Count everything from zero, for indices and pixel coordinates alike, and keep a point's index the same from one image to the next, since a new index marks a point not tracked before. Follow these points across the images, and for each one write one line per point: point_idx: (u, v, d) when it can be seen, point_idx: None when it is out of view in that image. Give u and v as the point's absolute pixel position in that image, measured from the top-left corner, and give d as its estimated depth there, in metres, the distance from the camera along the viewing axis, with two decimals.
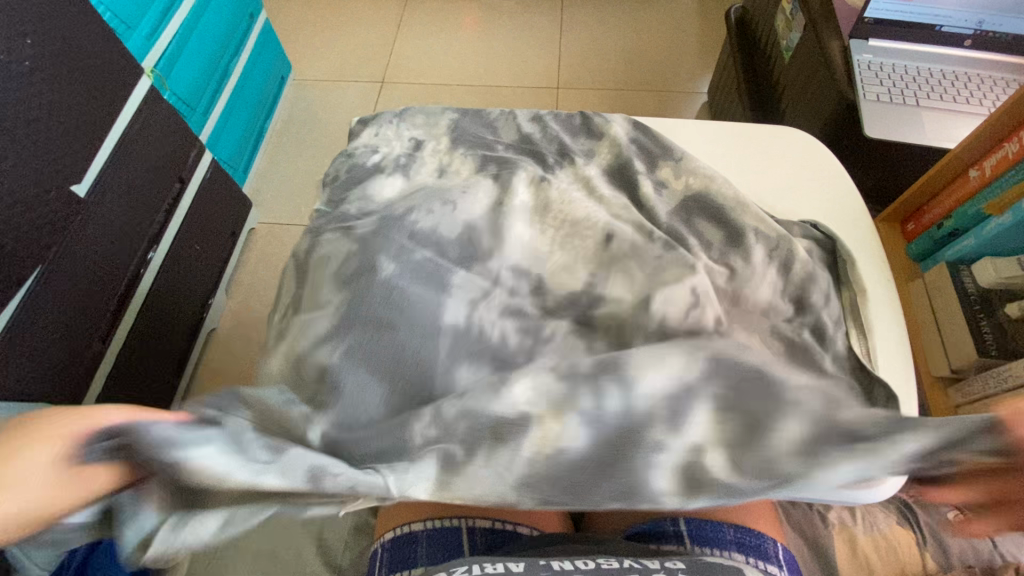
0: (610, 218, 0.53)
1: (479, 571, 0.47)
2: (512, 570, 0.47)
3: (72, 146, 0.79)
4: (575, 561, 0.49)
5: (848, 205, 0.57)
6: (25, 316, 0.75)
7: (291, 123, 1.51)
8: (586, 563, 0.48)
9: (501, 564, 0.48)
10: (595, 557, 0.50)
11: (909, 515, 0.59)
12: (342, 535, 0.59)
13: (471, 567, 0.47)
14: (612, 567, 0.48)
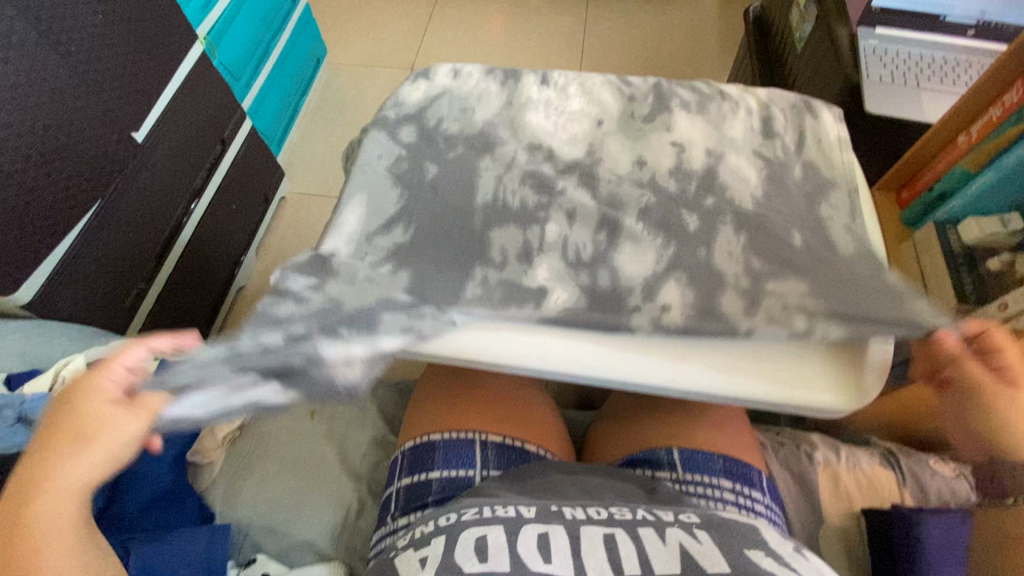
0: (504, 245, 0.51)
1: (490, 513, 0.48)
2: (524, 514, 0.48)
3: (132, 96, 0.86)
4: (588, 510, 0.50)
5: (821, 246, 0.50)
6: (83, 245, 0.82)
7: (325, 103, 1.59)
8: (599, 513, 0.49)
9: (512, 508, 0.49)
10: (607, 507, 0.50)
11: (891, 459, 0.63)
12: (361, 448, 0.65)
13: (481, 509, 0.49)
14: (624, 516, 0.49)
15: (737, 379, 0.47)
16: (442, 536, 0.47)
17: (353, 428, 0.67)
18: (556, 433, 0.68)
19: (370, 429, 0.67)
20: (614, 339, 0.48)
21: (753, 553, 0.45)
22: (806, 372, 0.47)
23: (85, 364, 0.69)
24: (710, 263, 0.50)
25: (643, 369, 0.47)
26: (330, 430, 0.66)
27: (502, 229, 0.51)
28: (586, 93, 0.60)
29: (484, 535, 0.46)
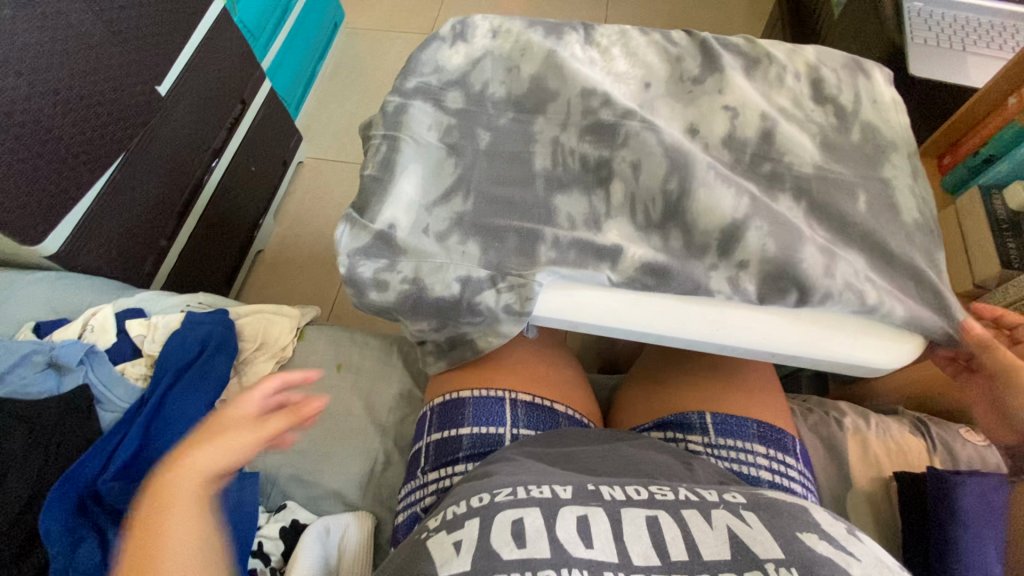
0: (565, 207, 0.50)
1: (524, 494, 0.47)
2: (560, 495, 0.47)
3: (155, 49, 0.85)
4: (625, 490, 0.49)
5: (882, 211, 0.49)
6: (106, 199, 0.82)
7: (341, 66, 1.56)
8: (638, 493, 0.49)
9: (547, 488, 0.48)
10: (647, 486, 0.50)
11: (921, 428, 0.62)
12: (387, 402, 0.65)
13: (516, 489, 0.48)
14: (665, 497, 0.48)
15: (779, 331, 0.46)
16: (477, 518, 0.46)
17: (380, 382, 0.67)
18: (583, 393, 0.68)
19: (397, 384, 0.67)
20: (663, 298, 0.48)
21: (807, 536, 0.44)
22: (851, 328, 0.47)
23: (114, 314, 0.69)
24: (783, 220, 0.47)
25: (680, 317, 0.47)
26: (356, 384, 0.66)
27: (567, 195, 0.50)
28: (631, 54, 0.56)
29: (521, 518, 0.45)
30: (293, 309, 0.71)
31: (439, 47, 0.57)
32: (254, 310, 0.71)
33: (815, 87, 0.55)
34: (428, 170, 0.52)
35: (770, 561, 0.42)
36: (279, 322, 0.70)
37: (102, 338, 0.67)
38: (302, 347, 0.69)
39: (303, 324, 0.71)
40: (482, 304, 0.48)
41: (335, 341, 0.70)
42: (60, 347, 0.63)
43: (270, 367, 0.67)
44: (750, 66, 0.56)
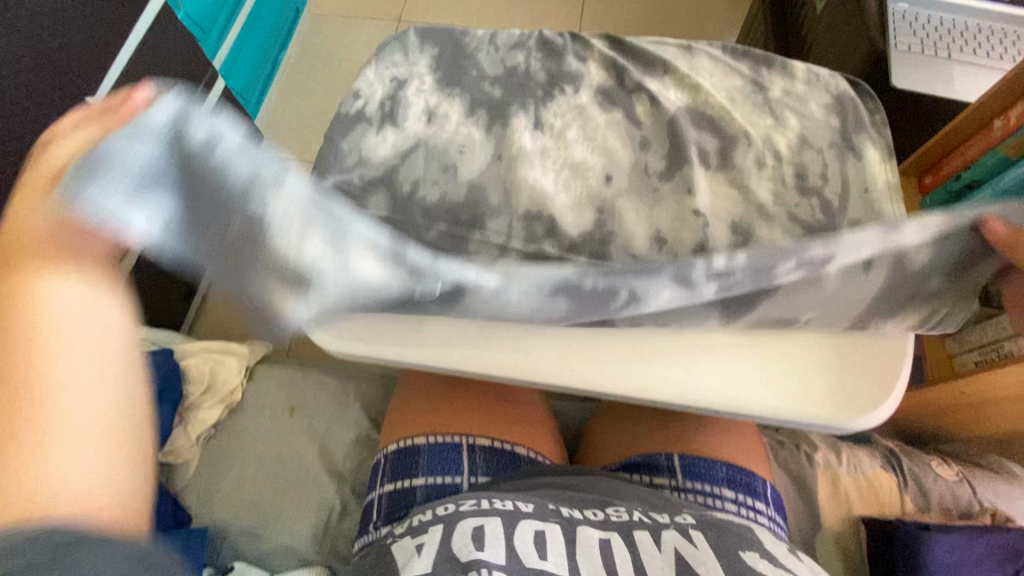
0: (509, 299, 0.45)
1: (488, 505, 0.48)
2: (521, 509, 0.48)
3: (86, 55, 0.78)
4: (584, 511, 0.50)
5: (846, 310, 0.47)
6: None
7: (305, 58, 1.48)
8: (595, 514, 0.49)
9: (511, 502, 0.48)
10: (604, 507, 0.50)
11: (893, 462, 0.61)
12: (343, 447, 0.62)
13: (479, 501, 0.48)
14: (621, 518, 0.49)
15: (740, 354, 0.47)
16: (440, 526, 0.46)
17: (334, 425, 0.63)
18: (547, 432, 0.66)
19: (354, 428, 0.63)
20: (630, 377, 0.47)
21: (747, 555, 0.45)
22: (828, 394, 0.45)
23: None
24: (759, 319, 0.45)
25: (638, 343, 0.48)
26: (310, 428, 0.63)
27: (496, 273, 0.45)
28: (589, 139, 0.55)
29: (481, 525, 0.46)
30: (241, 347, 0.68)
31: (365, 133, 0.56)
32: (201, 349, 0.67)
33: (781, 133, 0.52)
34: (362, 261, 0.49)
35: None
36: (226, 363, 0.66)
37: None
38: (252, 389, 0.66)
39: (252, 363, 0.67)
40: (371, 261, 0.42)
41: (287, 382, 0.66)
42: None
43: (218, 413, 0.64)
44: (723, 143, 0.54)
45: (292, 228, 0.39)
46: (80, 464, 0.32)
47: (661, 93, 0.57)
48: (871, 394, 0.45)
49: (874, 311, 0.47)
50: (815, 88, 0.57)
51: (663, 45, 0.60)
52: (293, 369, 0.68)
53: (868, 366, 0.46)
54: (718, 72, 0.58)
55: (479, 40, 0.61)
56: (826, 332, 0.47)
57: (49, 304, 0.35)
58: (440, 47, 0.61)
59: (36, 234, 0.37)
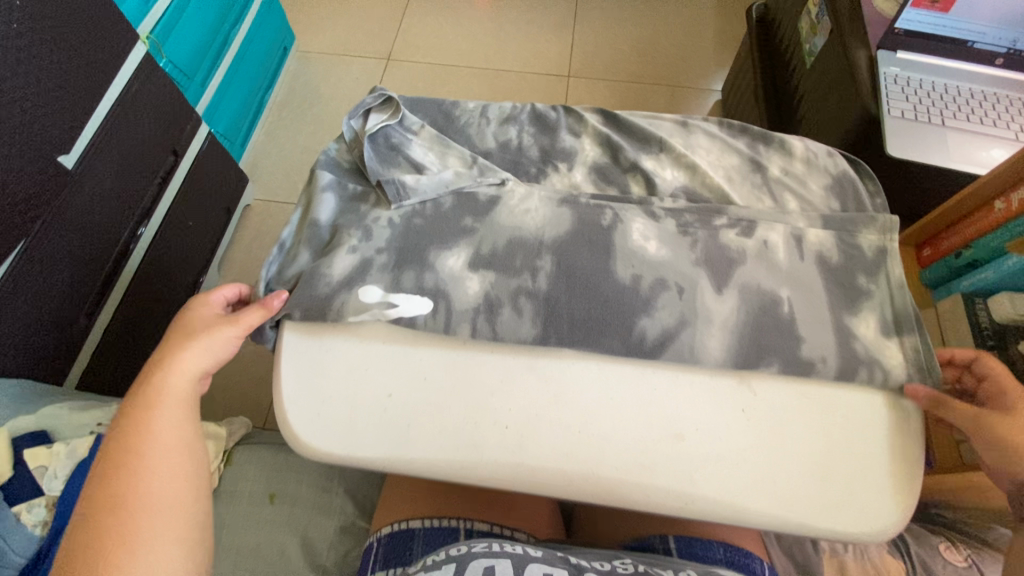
0: (532, 369, 0.46)
1: (498, 548, 0.48)
2: (530, 553, 0.48)
3: (61, 114, 0.76)
4: (593, 562, 0.50)
5: (850, 399, 0.45)
6: (10, 291, 0.72)
7: (293, 96, 1.46)
8: (601, 565, 0.49)
9: (519, 547, 0.49)
10: (609, 561, 0.50)
11: (901, 545, 0.59)
12: (328, 537, 0.59)
13: (490, 544, 0.49)
14: (626, 571, 0.48)
15: (747, 464, 0.43)
16: (453, 565, 0.45)
17: (319, 512, 0.60)
18: (546, 512, 0.63)
19: (339, 514, 0.60)
20: (622, 453, 0.43)
21: None
22: (836, 491, 0.42)
23: (10, 442, 0.60)
24: (786, 366, 0.46)
25: (636, 450, 0.43)
26: (292, 517, 0.59)
27: (510, 328, 0.47)
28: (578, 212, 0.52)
29: (493, 565, 0.45)
30: (219, 428, 0.64)
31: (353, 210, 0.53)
32: None
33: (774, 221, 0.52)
34: (366, 334, 0.47)
35: None
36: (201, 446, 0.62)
37: None
38: (231, 473, 0.62)
39: (230, 445, 0.64)
40: (458, 273, 0.49)
41: (268, 465, 0.63)
42: None
43: None
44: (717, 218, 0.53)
45: (370, 212, 0.52)
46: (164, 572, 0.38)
47: (657, 172, 0.56)
48: (880, 500, 0.42)
49: (875, 406, 0.45)
50: (813, 166, 0.56)
51: (658, 119, 0.59)
52: (275, 449, 0.65)
53: (873, 468, 0.43)
54: (715, 149, 0.58)
55: (470, 112, 0.60)
56: (829, 414, 0.45)
57: (170, 477, 0.40)
58: (430, 119, 0.60)
59: (190, 391, 0.44)
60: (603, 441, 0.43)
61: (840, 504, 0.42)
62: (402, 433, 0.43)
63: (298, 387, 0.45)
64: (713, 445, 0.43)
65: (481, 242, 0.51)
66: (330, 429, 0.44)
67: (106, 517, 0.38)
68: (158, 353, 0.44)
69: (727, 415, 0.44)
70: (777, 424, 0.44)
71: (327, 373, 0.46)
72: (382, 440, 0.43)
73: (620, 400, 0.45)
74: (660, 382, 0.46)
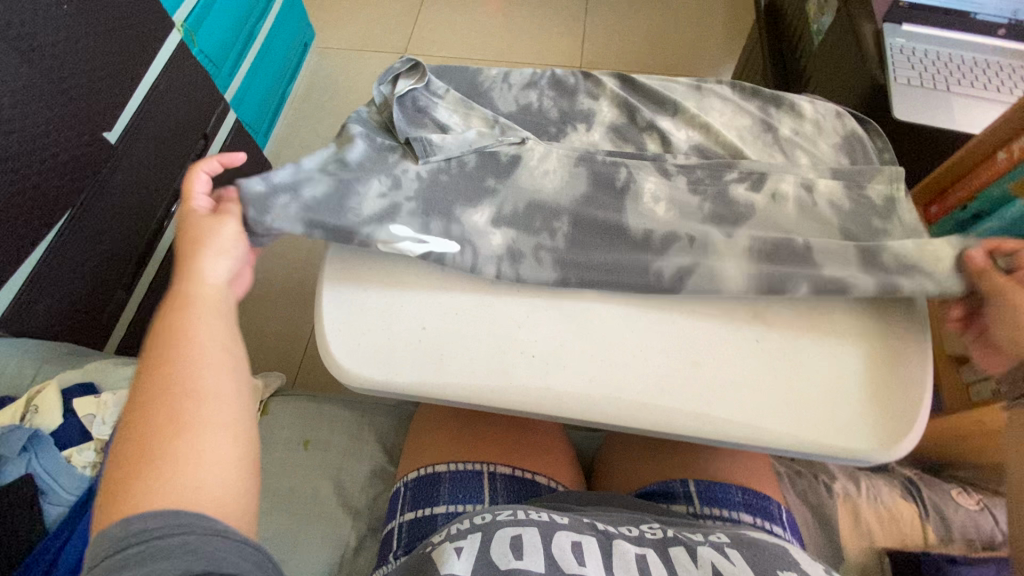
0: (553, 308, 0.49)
1: (524, 516, 0.48)
2: (557, 520, 0.48)
3: (105, 93, 0.80)
4: (620, 526, 0.50)
5: (858, 329, 0.48)
6: (56, 258, 0.77)
7: (313, 90, 1.51)
8: (630, 531, 0.50)
9: (545, 514, 0.49)
10: (637, 524, 0.51)
11: (913, 491, 0.61)
12: (359, 480, 0.62)
13: (515, 512, 0.48)
14: (655, 535, 0.49)
15: (760, 387, 0.45)
16: (479, 535, 0.46)
17: (350, 458, 0.63)
18: (565, 460, 0.65)
19: (370, 460, 0.63)
20: (642, 378, 0.46)
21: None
22: (845, 413, 0.44)
23: (60, 391, 0.64)
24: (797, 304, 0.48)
25: (655, 379, 0.46)
26: (325, 461, 0.62)
27: (535, 271, 0.50)
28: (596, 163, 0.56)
29: (519, 534, 0.46)
30: (255, 381, 0.68)
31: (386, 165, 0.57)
32: None
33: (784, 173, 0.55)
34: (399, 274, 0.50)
35: None
36: None
37: (47, 419, 0.62)
38: (267, 421, 0.66)
39: (265, 397, 0.68)
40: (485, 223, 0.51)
41: (302, 415, 0.66)
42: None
43: None
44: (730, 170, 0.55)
45: (397, 166, 0.54)
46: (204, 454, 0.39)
47: (671, 130, 0.59)
48: (885, 418, 0.44)
49: (884, 336, 0.47)
50: (821, 123, 0.59)
51: (672, 82, 0.62)
52: (308, 401, 0.68)
53: (880, 393, 0.45)
54: (726, 109, 0.61)
55: (492, 79, 0.63)
56: (837, 343, 0.47)
57: (219, 396, 0.42)
58: (456, 86, 0.63)
59: (220, 298, 0.46)
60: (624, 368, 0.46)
61: (848, 424, 0.44)
62: (434, 361, 0.46)
63: (339, 319, 0.49)
64: (727, 371, 0.46)
65: (503, 200, 0.53)
66: (368, 356, 0.47)
67: (160, 422, 0.39)
68: (199, 235, 0.47)
69: (740, 343, 0.47)
70: (788, 351, 0.47)
71: (364, 307, 0.49)
72: (416, 367, 0.46)
73: (640, 332, 0.48)
74: (677, 317, 0.48)
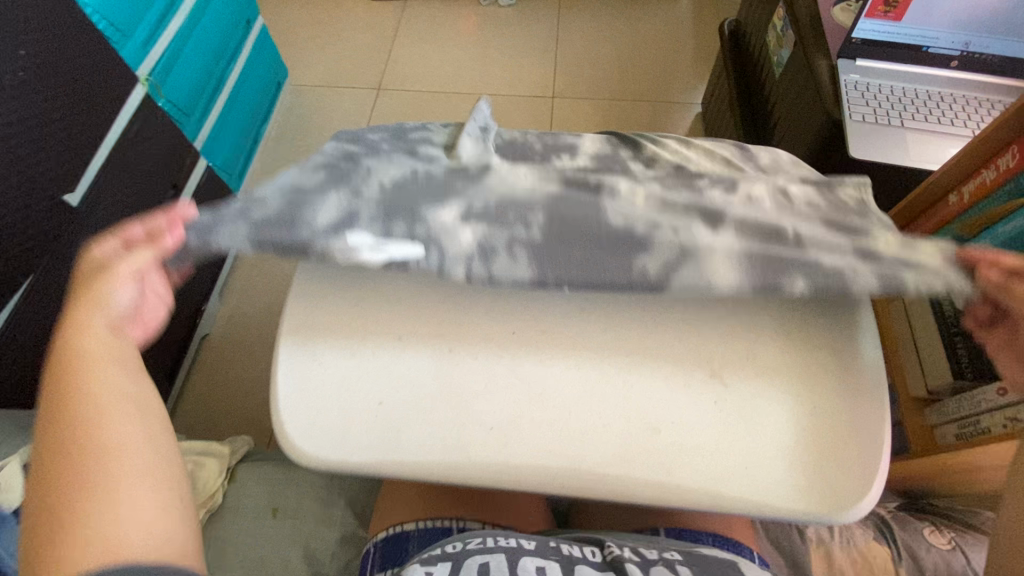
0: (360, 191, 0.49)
1: (492, 542, 0.50)
2: (524, 546, 0.50)
3: (65, 154, 0.79)
4: (582, 549, 0.52)
5: (811, 377, 0.49)
6: (16, 328, 0.75)
7: (287, 128, 1.51)
8: (592, 555, 0.52)
9: (514, 539, 0.51)
10: (600, 548, 0.53)
11: (886, 532, 0.61)
12: (327, 546, 0.61)
13: (485, 538, 0.51)
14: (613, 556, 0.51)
15: (722, 448, 0.46)
16: (449, 564, 0.48)
17: (320, 524, 0.62)
18: (532, 512, 0.65)
19: (338, 525, 0.63)
20: (603, 447, 0.46)
21: None
22: (808, 471, 0.45)
23: (21, 466, 0.64)
24: None
25: (622, 451, 0.45)
26: (294, 529, 0.62)
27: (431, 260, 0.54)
28: None
29: (487, 561, 0.48)
30: (221, 446, 0.67)
31: None
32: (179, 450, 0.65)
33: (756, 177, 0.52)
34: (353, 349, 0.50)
35: None
36: (206, 464, 0.64)
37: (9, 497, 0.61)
38: (234, 490, 0.64)
39: (232, 462, 0.67)
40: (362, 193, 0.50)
41: (268, 480, 0.65)
42: None
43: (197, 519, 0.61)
44: None
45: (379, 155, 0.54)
46: (142, 504, 0.37)
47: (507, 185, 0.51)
48: (847, 471, 0.45)
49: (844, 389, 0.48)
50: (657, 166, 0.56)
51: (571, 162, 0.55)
52: (274, 465, 0.67)
53: (828, 430, 0.46)
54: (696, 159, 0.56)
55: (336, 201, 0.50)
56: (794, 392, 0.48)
57: (127, 447, 0.38)
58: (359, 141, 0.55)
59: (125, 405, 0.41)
60: (586, 433, 0.46)
61: (812, 484, 0.44)
62: (391, 438, 0.46)
63: (296, 400, 0.48)
64: (687, 423, 0.47)
65: (473, 200, 0.49)
66: (319, 432, 0.47)
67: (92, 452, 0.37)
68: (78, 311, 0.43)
69: (695, 396, 0.48)
70: (740, 391, 0.48)
71: (320, 375, 0.49)
72: (370, 440, 0.46)
73: (600, 393, 0.48)
74: (632, 376, 0.48)
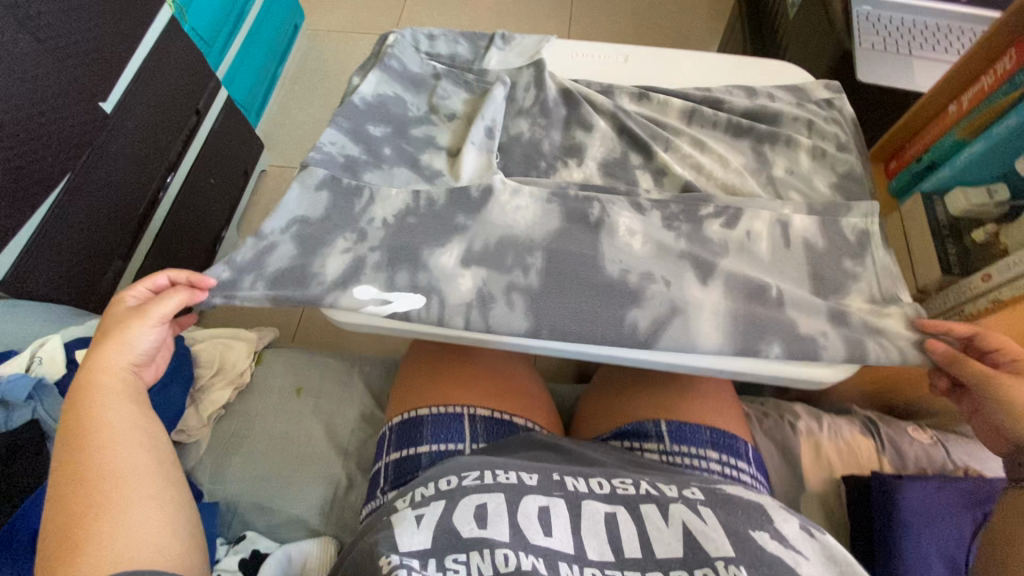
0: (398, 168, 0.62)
1: (490, 479, 0.44)
2: (525, 482, 0.45)
3: (99, 64, 0.83)
4: (589, 481, 0.46)
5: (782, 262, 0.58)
6: (53, 226, 0.79)
7: (304, 71, 1.53)
8: (600, 487, 0.45)
9: (513, 473, 0.45)
10: (610, 479, 0.46)
11: (872, 428, 0.65)
12: (349, 424, 0.66)
13: (481, 472, 0.45)
14: (627, 491, 0.45)
15: (699, 317, 0.55)
16: (442, 502, 0.43)
17: (343, 404, 0.67)
18: (541, 404, 0.69)
19: (360, 406, 0.67)
20: (603, 316, 0.54)
21: (758, 535, 0.41)
22: (769, 335, 0.53)
23: (63, 344, 0.69)
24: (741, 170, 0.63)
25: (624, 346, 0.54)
26: (319, 407, 0.67)
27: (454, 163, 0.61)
28: None
29: (484, 502, 0.43)
30: (250, 333, 0.72)
31: None
32: (211, 334, 0.70)
33: (759, 210, 0.60)
34: None
35: (718, 560, 0.39)
36: (236, 347, 0.69)
37: (51, 369, 0.66)
38: (262, 371, 0.69)
39: (260, 348, 0.72)
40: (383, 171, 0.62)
41: (295, 365, 0.70)
42: (7, 381, 0.61)
43: (229, 394, 0.67)
44: None
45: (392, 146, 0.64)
46: (141, 524, 0.40)
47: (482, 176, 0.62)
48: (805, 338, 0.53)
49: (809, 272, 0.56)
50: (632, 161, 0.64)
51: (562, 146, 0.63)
52: (300, 354, 0.72)
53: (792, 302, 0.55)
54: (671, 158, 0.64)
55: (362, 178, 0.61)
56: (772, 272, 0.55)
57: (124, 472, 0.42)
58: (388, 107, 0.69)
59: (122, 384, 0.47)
60: (588, 306, 0.54)
61: (770, 346, 0.53)
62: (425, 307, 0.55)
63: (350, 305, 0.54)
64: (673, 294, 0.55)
65: (473, 239, 0.57)
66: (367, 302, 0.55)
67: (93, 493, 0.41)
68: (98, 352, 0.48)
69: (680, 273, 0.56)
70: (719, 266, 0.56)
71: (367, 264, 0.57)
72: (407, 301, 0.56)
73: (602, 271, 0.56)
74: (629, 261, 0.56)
